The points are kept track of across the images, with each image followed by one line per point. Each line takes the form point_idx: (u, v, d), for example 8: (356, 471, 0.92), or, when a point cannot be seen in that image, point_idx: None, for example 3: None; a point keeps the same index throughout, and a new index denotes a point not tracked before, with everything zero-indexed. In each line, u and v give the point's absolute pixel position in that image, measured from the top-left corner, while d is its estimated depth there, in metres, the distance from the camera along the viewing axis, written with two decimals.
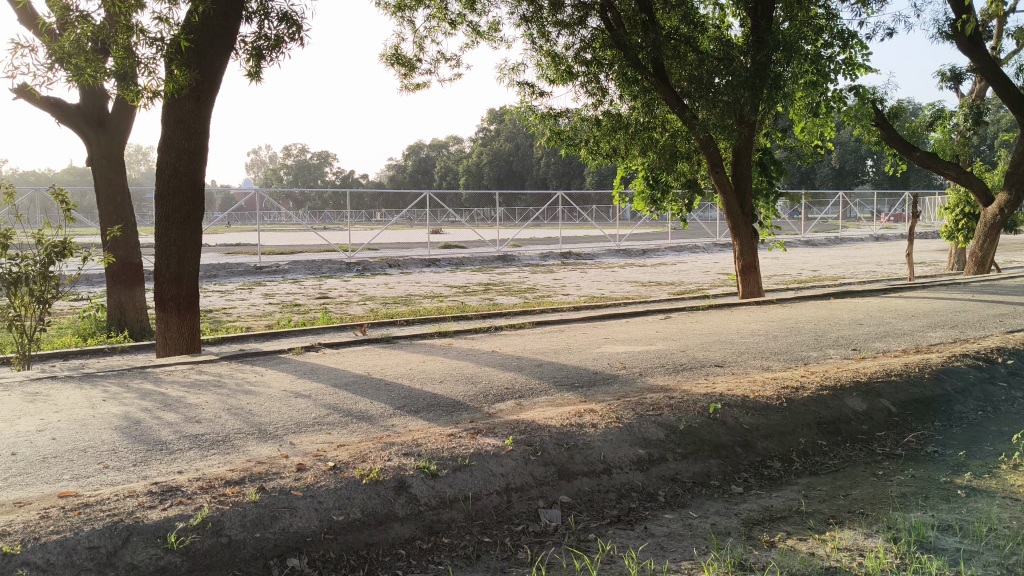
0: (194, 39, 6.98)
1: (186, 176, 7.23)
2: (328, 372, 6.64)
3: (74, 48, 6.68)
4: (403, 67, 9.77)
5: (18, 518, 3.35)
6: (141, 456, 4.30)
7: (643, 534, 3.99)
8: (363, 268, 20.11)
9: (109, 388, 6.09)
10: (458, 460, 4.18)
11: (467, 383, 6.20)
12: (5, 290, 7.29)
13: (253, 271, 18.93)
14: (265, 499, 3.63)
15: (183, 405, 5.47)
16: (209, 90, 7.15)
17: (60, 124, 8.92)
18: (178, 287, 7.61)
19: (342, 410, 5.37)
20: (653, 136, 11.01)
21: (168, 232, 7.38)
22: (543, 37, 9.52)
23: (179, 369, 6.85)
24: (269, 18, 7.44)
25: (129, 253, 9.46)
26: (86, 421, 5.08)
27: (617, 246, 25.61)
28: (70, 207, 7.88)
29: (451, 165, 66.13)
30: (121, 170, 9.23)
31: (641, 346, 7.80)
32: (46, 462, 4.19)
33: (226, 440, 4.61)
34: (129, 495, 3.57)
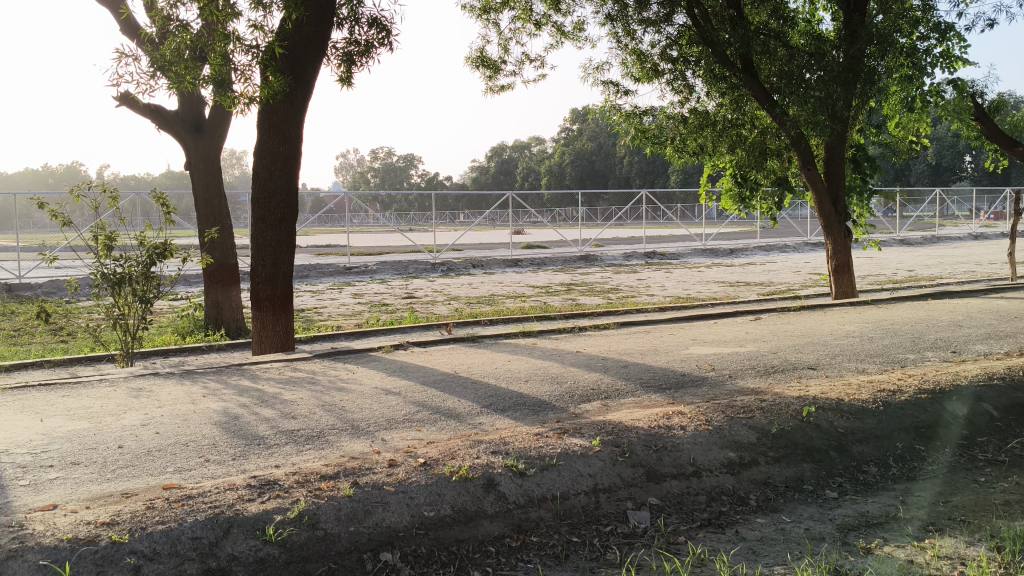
0: (288, 46, 7.14)
1: (281, 179, 7.42)
2: (416, 371, 6.73)
3: (174, 57, 6.98)
4: (489, 69, 9.83)
5: (125, 509, 3.50)
6: (240, 451, 4.44)
7: (734, 537, 3.93)
8: (448, 268, 20.35)
9: (208, 385, 6.30)
10: (546, 459, 4.18)
11: (553, 383, 6.21)
12: (110, 289, 7.60)
13: (341, 271, 19.33)
14: (358, 494, 3.70)
15: (279, 401, 5.62)
16: (303, 95, 7.31)
17: (160, 130, 9.26)
18: (273, 287, 7.82)
19: (431, 407, 5.44)
20: (742, 134, 10.84)
21: (264, 233, 7.59)
22: (629, 36, 9.45)
23: (273, 366, 7.04)
24: (360, 23, 7.58)
25: (226, 254, 9.72)
26: (188, 416, 5.27)
27: (703, 246, 25.27)
28: (171, 210, 8.17)
29: (534, 166, 66.34)
30: (218, 174, 9.52)
31: (731, 348, 7.68)
32: (151, 455, 4.36)
33: (321, 436, 4.72)
34: (229, 488, 3.70)
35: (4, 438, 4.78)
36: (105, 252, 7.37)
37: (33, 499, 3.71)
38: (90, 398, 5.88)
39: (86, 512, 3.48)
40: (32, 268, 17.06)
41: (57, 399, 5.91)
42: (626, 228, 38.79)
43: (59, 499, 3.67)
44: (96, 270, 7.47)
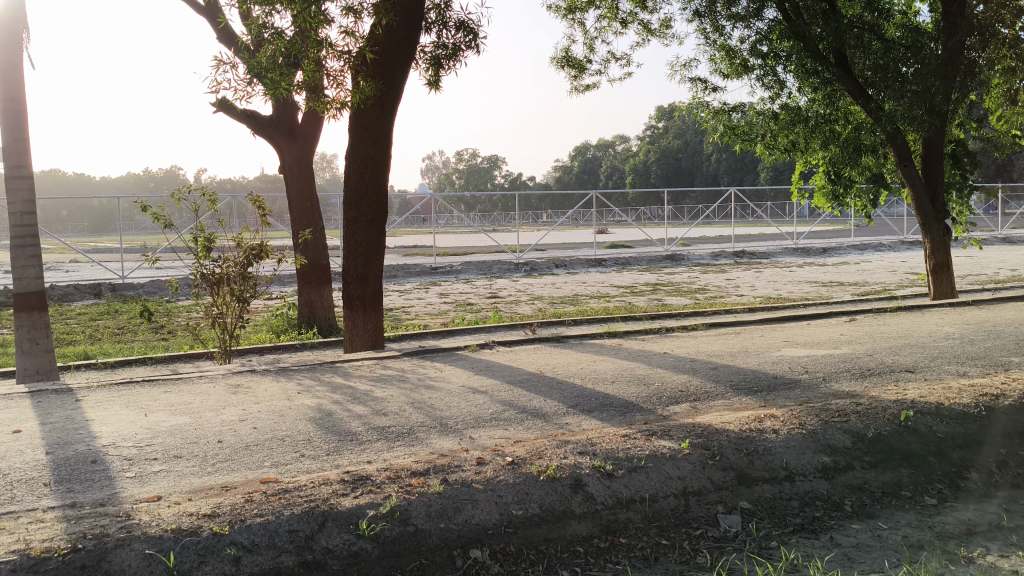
0: (378, 51, 7.27)
1: (372, 182, 7.57)
2: (503, 370, 6.78)
3: (270, 64, 7.18)
4: (574, 70, 9.83)
5: (225, 501, 3.62)
6: (333, 446, 4.55)
7: (829, 543, 3.85)
8: (532, 268, 20.41)
9: (303, 382, 6.47)
10: (634, 461, 4.16)
11: (640, 385, 6.17)
12: (209, 289, 7.90)
13: (427, 272, 19.57)
14: (448, 491, 3.75)
15: (370, 399, 5.74)
16: (392, 100, 7.43)
17: (255, 134, 9.54)
18: (363, 288, 7.98)
19: (518, 407, 5.47)
20: (835, 130, 10.55)
21: (355, 234, 7.76)
22: (717, 31, 9.33)
23: (364, 364, 7.19)
24: (447, 27, 7.67)
25: (319, 254, 9.95)
26: (284, 412, 5.42)
27: (794, 245, 24.72)
28: (267, 212, 8.40)
29: (618, 165, 66.01)
30: (311, 177, 9.76)
31: (824, 350, 7.49)
32: (249, 450, 4.50)
33: (411, 433, 4.80)
34: (324, 483, 3.80)
35: (113, 431, 5.00)
36: (204, 253, 7.64)
37: (139, 490, 3.87)
38: (191, 394, 6.10)
39: (188, 503, 3.61)
40: (135, 269, 17.78)
41: (160, 394, 6.15)
42: (713, 226, 38.22)
43: (163, 491, 3.83)
44: (196, 270, 7.76)
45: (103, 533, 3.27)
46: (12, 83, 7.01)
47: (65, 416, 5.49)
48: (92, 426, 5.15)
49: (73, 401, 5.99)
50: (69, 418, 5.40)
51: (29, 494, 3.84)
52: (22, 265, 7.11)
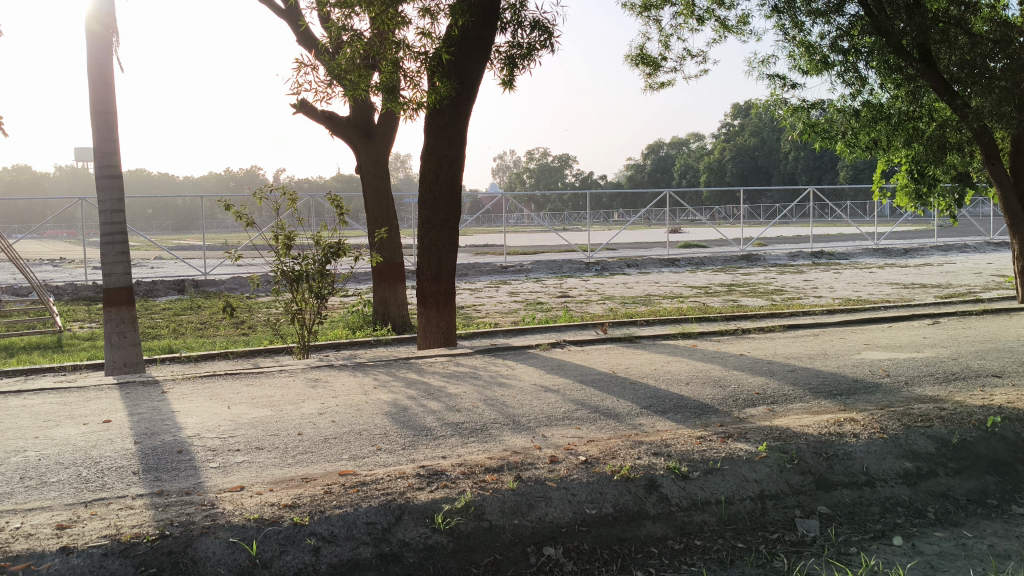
0: (454, 51, 7.33)
1: (447, 182, 7.66)
2: (575, 370, 6.78)
3: (349, 66, 7.36)
4: (648, 67, 9.75)
5: (305, 492, 3.72)
6: (409, 441, 4.61)
7: (910, 551, 3.76)
8: (603, 267, 20.35)
9: (379, 377, 6.59)
10: (710, 463, 4.12)
11: (715, 386, 6.10)
12: (289, 286, 8.10)
13: (499, 270, 19.67)
14: (521, 488, 3.78)
15: (444, 394, 5.80)
16: (467, 100, 7.49)
17: (333, 135, 9.75)
18: (437, 285, 8.09)
19: (590, 406, 5.47)
20: (919, 128, 10.27)
21: (429, 234, 7.88)
22: (796, 27, 9.15)
23: (437, 360, 7.26)
24: (522, 26, 7.71)
25: (393, 254, 10.11)
26: (361, 406, 5.52)
27: (874, 245, 24.11)
28: (345, 211, 8.55)
29: (692, 163, 65.30)
30: (387, 177, 9.91)
31: (906, 353, 7.29)
32: (327, 443, 4.60)
33: (484, 429, 4.84)
34: (400, 477, 3.86)
35: (197, 422, 5.16)
36: (284, 250, 7.84)
37: (223, 480, 3.99)
38: (272, 388, 6.26)
39: (270, 494, 3.71)
40: (216, 266, 18.28)
41: (242, 388, 6.32)
42: (789, 225, 37.50)
43: (246, 481, 3.94)
44: (277, 267, 7.96)
45: (189, 521, 3.38)
46: (103, 86, 7.29)
47: (152, 407, 5.69)
48: (178, 417, 5.32)
49: (159, 392, 6.21)
50: (156, 409, 5.59)
51: (119, 482, 3.99)
52: (111, 261, 7.36)
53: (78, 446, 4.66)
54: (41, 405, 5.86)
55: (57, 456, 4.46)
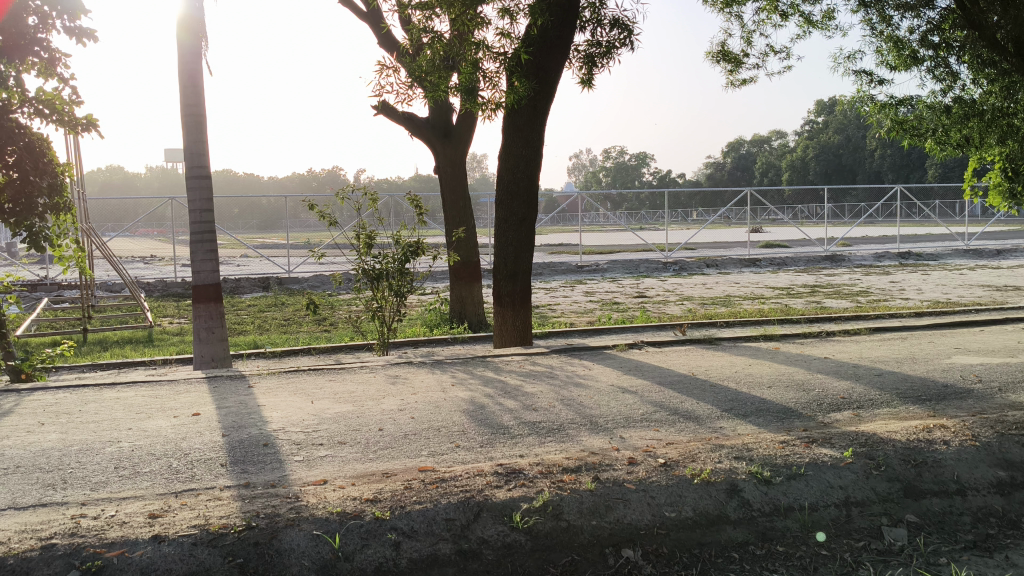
0: (533, 51, 7.33)
1: (524, 181, 7.68)
2: (653, 371, 6.72)
3: (430, 68, 7.47)
4: (730, 64, 9.60)
5: (386, 487, 3.78)
6: (487, 439, 4.64)
7: (1004, 563, 3.64)
8: (681, 267, 20.14)
9: (457, 375, 6.65)
10: (793, 469, 4.04)
11: (798, 390, 5.98)
12: (370, 284, 8.24)
13: (574, 270, 19.64)
14: (600, 489, 3.77)
15: (521, 394, 5.82)
16: (546, 101, 7.51)
17: (413, 136, 9.88)
18: (513, 285, 8.12)
19: (669, 408, 5.41)
20: (1014, 126, 9.46)
21: (506, 233, 7.92)
22: (884, 21, 8.91)
23: (514, 359, 7.30)
24: (602, 25, 7.68)
25: (470, 253, 10.19)
26: (439, 403, 5.58)
27: (966, 246, 23.28)
28: (424, 210, 8.64)
29: (773, 161, 64.11)
30: (465, 177, 9.99)
31: (1000, 359, 7.02)
32: (407, 439, 4.67)
33: (562, 429, 4.84)
34: (479, 474, 3.89)
35: (281, 416, 5.29)
36: (365, 249, 7.97)
37: (306, 473, 4.09)
38: (353, 384, 6.38)
39: (351, 488, 3.78)
40: (299, 263, 18.70)
41: (324, 383, 6.45)
42: (875, 225, 36.48)
43: (329, 475, 4.03)
44: (358, 266, 8.11)
45: (274, 513, 3.47)
46: (192, 89, 7.51)
47: (238, 400, 5.85)
48: (263, 411, 5.46)
49: (245, 387, 6.38)
50: (242, 403, 5.75)
51: (207, 473, 4.12)
52: (200, 259, 7.58)
53: (169, 437, 4.82)
54: (134, 397, 6.08)
55: (149, 447, 4.62)
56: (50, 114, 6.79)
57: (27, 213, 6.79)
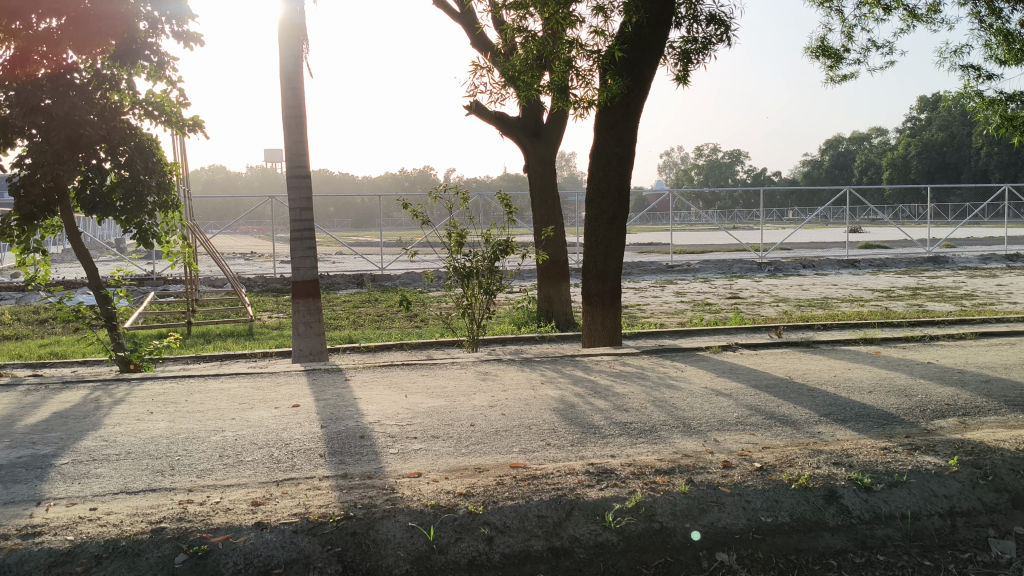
0: (627, 49, 7.29)
1: (615, 180, 7.65)
2: (748, 373, 6.62)
3: (524, 67, 7.53)
4: (830, 59, 9.35)
5: (479, 482, 3.82)
6: (578, 438, 4.65)
7: None
8: (776, 268, 19.74)
9: (547, 373, 6.67)
10: (895, 476, 3.93)
11: (900, 396, 5.80)
12: (460, 282, 8.33)
13: (665, 270, 19.46)
14: (694, 491, 3.73)
15: (612, 394, 5.80)
16: (639, 99, 7.46)
17: (503, 135, 9.93)
18: (602, 284, 8.10)
19: (765, 412, 5.32)
20: None
21: (596, 232, 7.92)
22: (994, 13, 8.55)
23: (604, 358, 7.28)
24: (698, 21, 7.60)
25: (558, 251, 10.20)
26: (530, 400, 5.61)
27: None
28: (514, 209, 8.68)
29: (872, 159, 62.19)
30: (554, 176, 10.01)
31: None
32: (498, 435, 4.71)
33: (654, 431, 4.80)
34: (570, 473, 3.90)
35: (377, 409, 5.40)
36: (456, 248, 8.06)
37: (401, 465, 4.16)
38: (445, 379, 6.47)
39: (444, 481, 3.84)
40: (391, 261, 19.02)
41: (417, 378, 6.55)
42: (982, 225, 34.99)
43: (423, 468, 4.09)
44: (449, 264, 8.21)
45: (370, 504, 3.55)
46: (292, 90, 7.72)
47: (335, 393, 6.00)
48: (359, 404, 5.59)
49: (342, 380, 6.54)
50: (339, 396, 5.90)
51: (307, 463, 4.23)
52: (299, 256, 7.79)
53: (270, 428, 4.98)
54: (237, 388, 6.30)
55: (251, 436, 4.78)
56: (160, 116, 7.07)
57: (138, 211, 7.00)
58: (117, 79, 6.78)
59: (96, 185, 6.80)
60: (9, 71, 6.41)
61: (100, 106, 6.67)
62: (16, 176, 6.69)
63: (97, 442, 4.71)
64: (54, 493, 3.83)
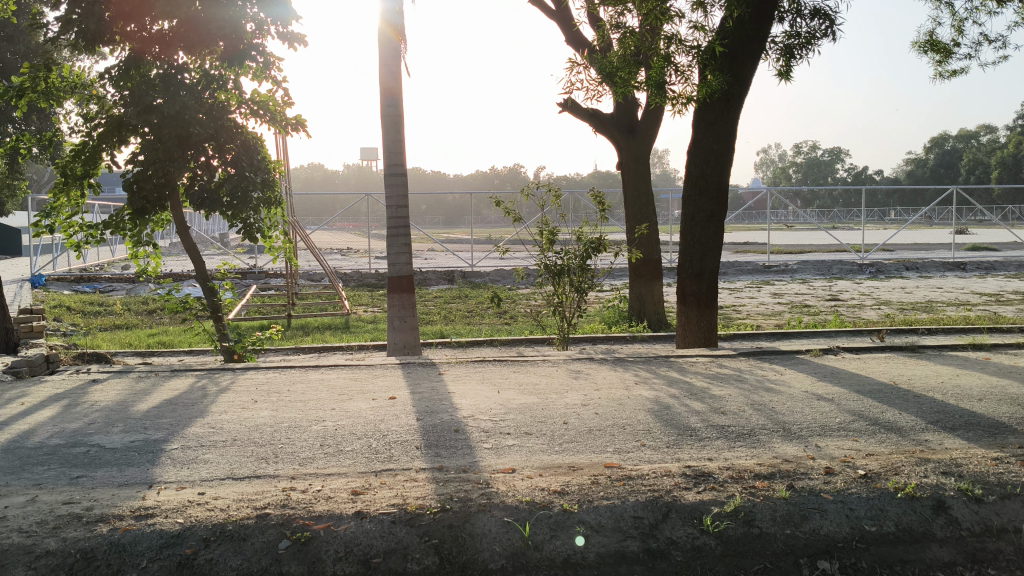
0: (728, 44, 7.19)
1: (713, 177, 7.53)
2: (850, 378, 6.43)
3: (622, 63, 7.47)
4: (939, 53, 9.00)
5: (574, 480, 3.82)
6: (673, 439, 4.59)
7: None
8: (877, 270, 19.11)
9: (641, 373, 6.62)
10: (1008, 488, 3.79)
11: (1012, 404, 5.54)
12: (552, 279, 8.34)
13: (761, 270, 19.08)
14: (795, 497, 3.65)
15: (708, 396, 5.72)
16: (739, 95, 7.33)
17: (597, 133, 9.90)
18: (698, 283, 7.97)
19: (868, 418, 5.16)
20: None
21: (693, 231, 7.83)
22: None
23: (699, 360, 7.17)
24: (801, 15, 7.42)
25: (651, 250, 10.11)
26: (624, 400, 5.57)
27: None
28: (606, 207, 8.61)
29: (981, 158, 59.61)
30: (648, 173, 9.92)
31: None
32: (592, 434, 4.69)
33: (752, 434, 4.71)
34: (667, 474, 3.86)
35: (471, 404, 5.45)
36: (548, 245, 8.09)
37: (495, 461, 4.19)
38: (539, 376, 6.49)
39: (539, 478, 3.85)
40: (482, 257, 19.17)
41: (510, 375, 6.59)
42: None
43: (517, 464, 4.11)
44: (541, 261, 8.24)
45: (466, 497, 3.59)
46: (390, 89, 7.85)
47: (430, 387, 6.08)
48: (454, 398, 5.65)
49: (437, 374, 6.63)
50: (434, 389, 5.98)
51: (404, 455, 4.30)
52: (395, 252, 7.92)
53: (367, 419, 5.07)
54: (336, 379, 6.45)
55: (350, 427, 4.88)
56: (265, 115, 7.28)
57: (243, 206, 7.20)
58: (223, 79, 6.98)
59: (205, 180, 7.10)
60: (124, 73, 6.67)
61: (208, 105, 6.90)
62: (129, 172, 7.01)
63: (205, 429, 4.88)
64: (165, 477, 3.99)
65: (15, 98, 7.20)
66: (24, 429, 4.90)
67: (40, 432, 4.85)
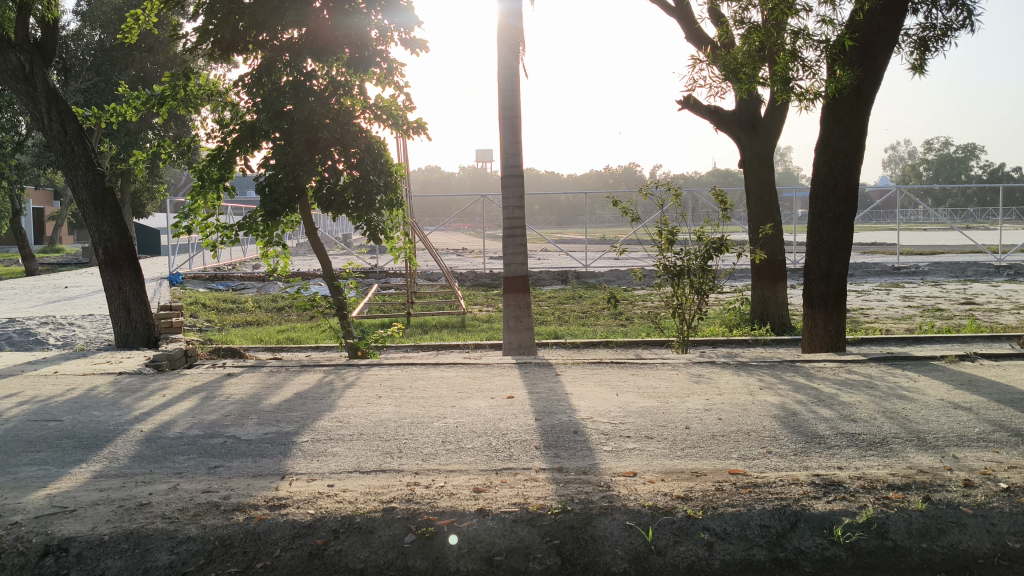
0: (858, 37, 6.97)
1: (842, 176, 7.29)
2: (989, 386, 6.11)
3: (747, 59, 7.40)
4: None
5: (697, 486, 3.77)
6: (800, 447, 4.47)
7: None
8: (1017, 272, 18.09)
9: (764, 378, 6.46)
10: None
11: None
12: (671, 280, 8.23)
13: (889, 272, 18.37)
14: (931, 510, 3.50)
15: (837, 402, 5.54)
16: (870, 91, 7.07)
17: (718, 130, 9.74)
18: (826, 286, 7.69)
19: (1010, 429, 4.89)
20: None
21: (821, 230, 7.58)
22: None
23: (827, 366, 6.96)
24: (937, 7, 7.11)
25: (775, 251, 9.86)
26: (747, 406, 5.46)
27: None
28: (728, 205, 8.42)
29: None
30: (771, 170, 9.68)
31: None
32: (716, 440, 4.61)
33: (884, 443, 4.54)
34: (795, 483, 3.76)
35: (590, 405, 5.45)
36: (667, 245, 8.02)
37: (616, 464, 4.18)
38: (658, 379, 6.44)
39: (662, 483, 3.82)
40: (598, 257, 19.09)
41: (629, 377, 6.55)
42: None
43: (638, 468, 4.09)
44: (659, 262, 8.14)
45: (587, 500, 3.59)
46: (509, 91, 7.91)
47: (549, 387, 6.11)
48: (573, 399, 5.67)
49: (554, 375, 6.67)
50: (552, 389, 6.00)
51: (524, 454, 4.34)
52: (510, 253, 7.97)
53: (488, 417, 5.14)
54: (456, 376, 6.57)
55: (470, 425, 4.96)
56: (388, 119, 7.49)
57: (367, 208, 7.35)
58: (349, 85, 7.23)
59: (330, 183, 7.28)
60: (257, 80, 6.96)
61: (336, 111, 7.17)
62: (262, 176, 7.29)
63: (333, 423, 5.05)
64: (296, 469, 4.14)
65: (157, 105, 7.65)
66: (166, 420, 5.18)
67: (180, 423, 5.12)
